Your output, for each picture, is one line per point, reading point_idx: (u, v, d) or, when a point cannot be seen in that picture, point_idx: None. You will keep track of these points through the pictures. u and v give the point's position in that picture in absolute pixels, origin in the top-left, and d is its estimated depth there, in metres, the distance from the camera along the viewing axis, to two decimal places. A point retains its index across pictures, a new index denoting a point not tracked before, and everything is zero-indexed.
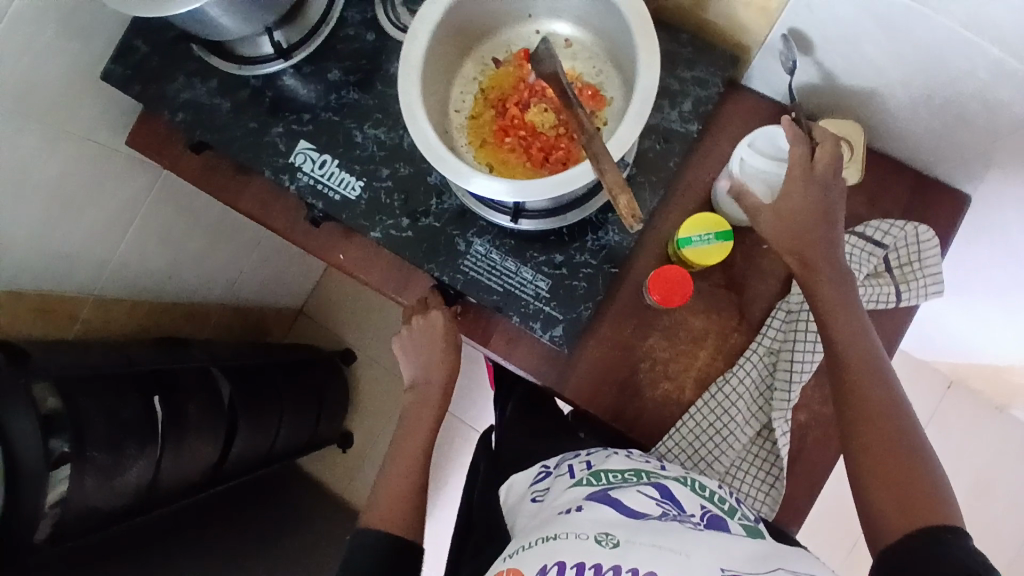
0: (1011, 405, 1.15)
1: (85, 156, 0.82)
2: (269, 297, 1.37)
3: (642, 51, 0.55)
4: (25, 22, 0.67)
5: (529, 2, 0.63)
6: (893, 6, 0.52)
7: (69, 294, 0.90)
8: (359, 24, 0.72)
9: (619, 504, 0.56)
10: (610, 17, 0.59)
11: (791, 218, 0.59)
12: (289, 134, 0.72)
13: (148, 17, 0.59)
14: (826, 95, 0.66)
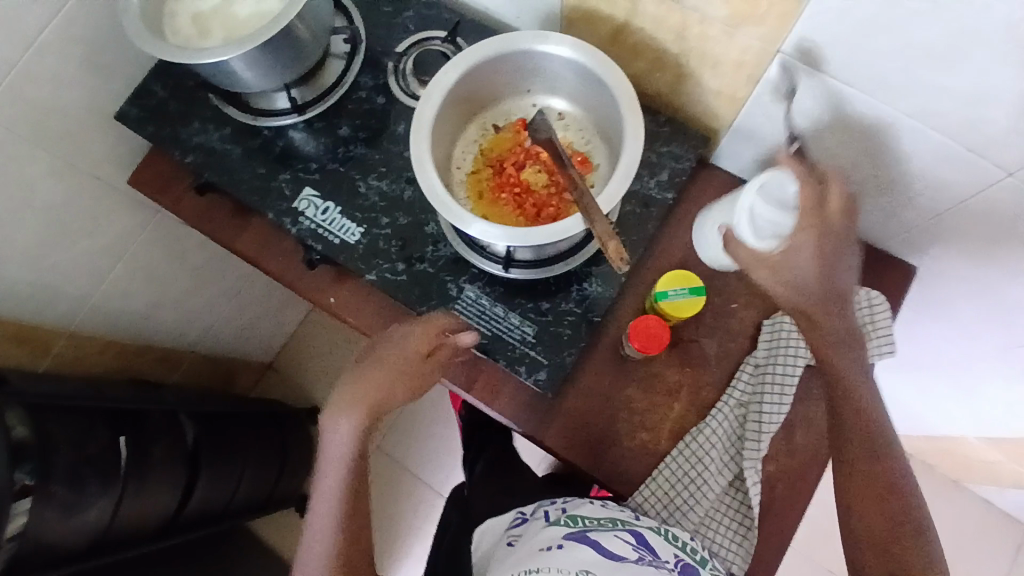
0: (964, 478, 1.22)
1: (84, 188, 0.86)
2: (245, 346, 1.37)
3: (629, 125, 0.62)
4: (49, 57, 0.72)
5: (529, 79, 0.70)
6: (844, 96, 0.60)
7: (46, 326, 0.91)
8: (371, 88, 0.78)
9: (598, 545, 0.58)
10: (600, 93, 0.66)
11: (801, 282, 0.56)
12: (296, 180, 0.76)
13: (178, 64, 0.65)
14: (830, 141, 0.66)
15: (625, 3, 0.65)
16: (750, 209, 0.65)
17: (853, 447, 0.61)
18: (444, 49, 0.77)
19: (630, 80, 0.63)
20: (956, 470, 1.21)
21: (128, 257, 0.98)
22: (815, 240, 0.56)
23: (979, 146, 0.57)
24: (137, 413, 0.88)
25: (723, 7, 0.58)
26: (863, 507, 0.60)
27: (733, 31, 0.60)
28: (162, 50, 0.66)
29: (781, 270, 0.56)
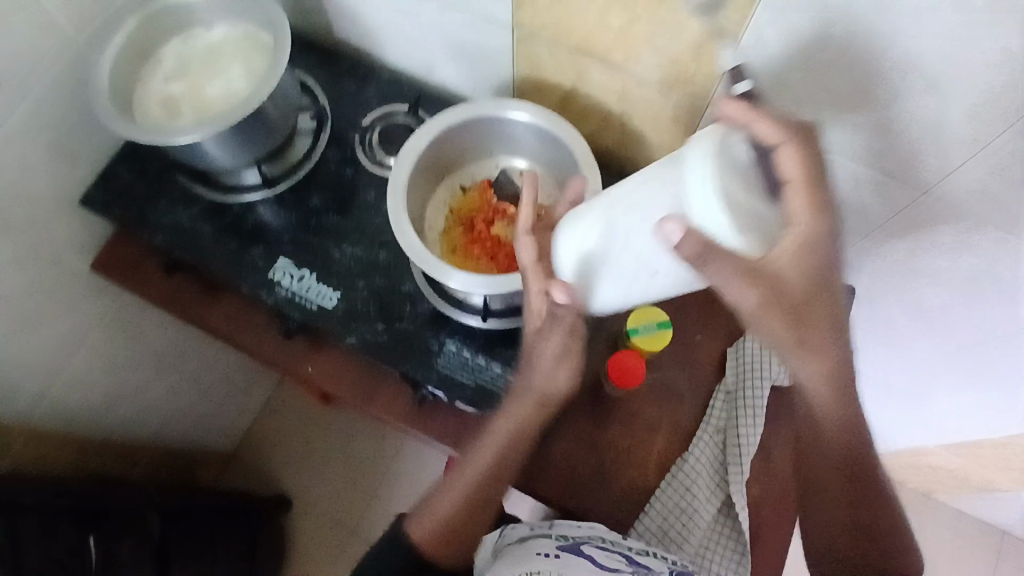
0: (933, 491, 1.27)
1: (45, 277, 0.84)
2: (210, 437, 1.31)
3: (587, 176, 0.67)
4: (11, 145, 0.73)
5: (492, 142, 0.75)
6: None
7: (1, 425, 0.86)
8: (338, 161, 0.82)
9: (593, 557, 0.61)
10: (558, 151, 0.72)
11: (790, 299, 0.48)
12: (269, 252, 0.78)
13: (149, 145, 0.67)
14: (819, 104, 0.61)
15: (572, 72, 0.73)
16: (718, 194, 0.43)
17: (844, 477, 0.63)
18: (408, 122, 0.83)
19: (585, 139, 0.69)
20: (926, 484, 1.27)
21: (88, 347, 0.95)
22: (812, 243, 0.46)
23: (894, 172, 0.64)
24: (101, 512, 0.85)
25: (659, 70, 0.66)
26: (855, 534, 0.63)
27: (670, 90, 0.67)
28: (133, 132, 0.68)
29: (785, 280, 0.47)
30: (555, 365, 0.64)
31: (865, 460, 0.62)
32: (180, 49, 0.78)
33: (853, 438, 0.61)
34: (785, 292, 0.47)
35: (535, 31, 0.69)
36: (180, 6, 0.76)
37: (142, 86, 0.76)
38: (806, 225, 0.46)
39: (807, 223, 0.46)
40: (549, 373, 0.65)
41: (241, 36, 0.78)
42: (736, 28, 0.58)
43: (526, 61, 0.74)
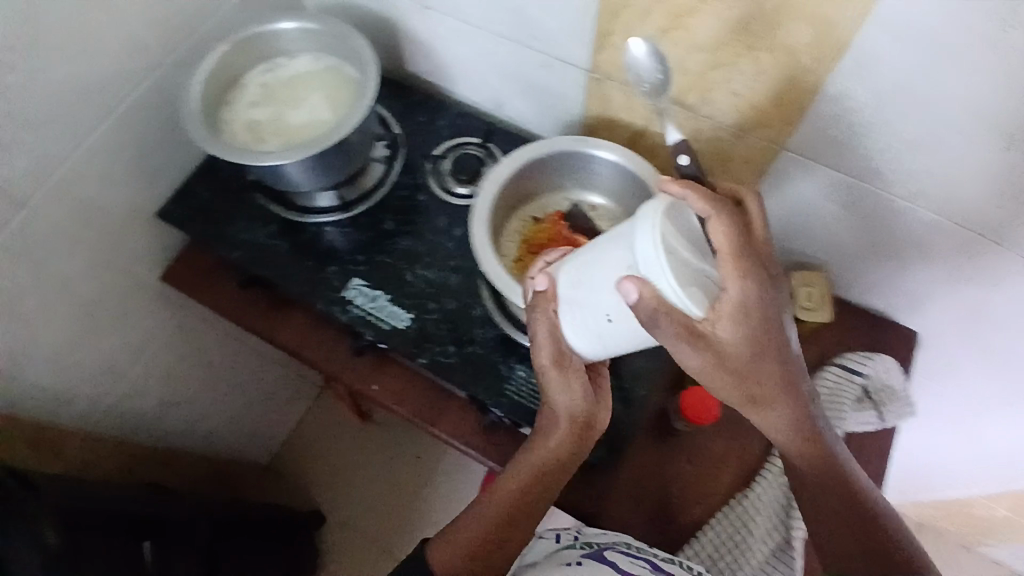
0: (976, 537, 1.26)
1: (117, 285, 0.86)
2: (247, 448, 1.32)
3: None
4: (100, 155, 0.76)
5: (568, 177, 0.78)
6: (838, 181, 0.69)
7: (60, 426, 0.88)
8: (411, 187, 0.85)
9: (616, 564, 0.63)
10: (635, 187, 0.74)
11: (732, 364, 0.53)
12: (344, 272, 0.80)
13: (230, 161, 0.69)
14: (864, 159, 0.65)
15: (644, 113, 0.75)
16: (665, 253, 0.48)
17: (836, 513, 0.61)
18: (480, 153, 0.85)
19: None
20: (971, 531, 1.26)
21: (148, 356, 0.97)
22: (743, 310, 0.50)
23: (965, 217, 0.65)
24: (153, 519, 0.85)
25: (733, 114, 0.67)
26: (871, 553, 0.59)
27: (743, 134, 0.69)
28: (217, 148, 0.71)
29: (722, 349, 0.51)
30: (588, 398, 0.65)
31: (853, 492, 0.61)
32: (265, 76, 0.79)
33: (833, 470, 0.61)
34: (725, 358, 0.52)
35: (611, 72, 0.71)
36: (269, 34, 0.77)
37: (227, 110, 0.77)
38: (736, 293, 0.50)
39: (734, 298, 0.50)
40: (581, 404, 0.65)
41: (325, 67, 0.79)
42: (818, 78, 0.60)
43: (598, 100, 0.76)
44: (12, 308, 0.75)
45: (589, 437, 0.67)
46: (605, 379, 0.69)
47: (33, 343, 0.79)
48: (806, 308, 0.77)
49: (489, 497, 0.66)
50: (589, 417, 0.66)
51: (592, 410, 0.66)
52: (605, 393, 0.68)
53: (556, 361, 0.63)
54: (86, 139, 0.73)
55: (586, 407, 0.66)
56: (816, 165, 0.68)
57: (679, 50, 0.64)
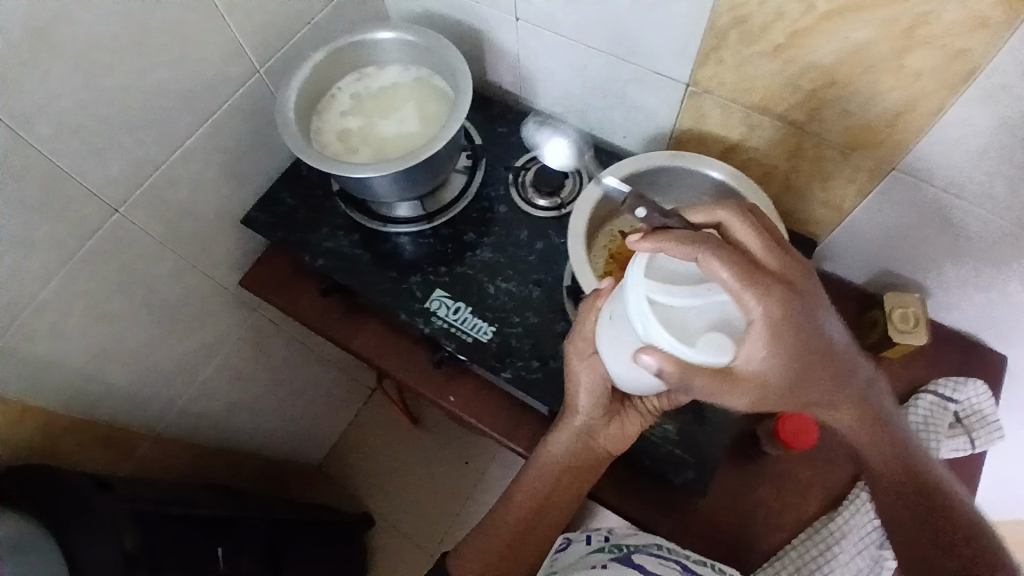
0: None
1: (200, 288, 0.87)
2: (302, 449, 1.33)
3: None
4: (195, 160, 0.76)
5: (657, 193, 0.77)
6: (942, 204, 0.66)
7: (136, 427, 0.88)
8: (493, 199, 0.85)
9: (645, 568, 0.64)
10: None
11: (776, 393, 0.50)
12: (426, 283, 0.80)
13: (324, 171, 0.70)
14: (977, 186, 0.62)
15: (741, 130, 0.73)
16: (653, 311, 0.48)
17: (910, 515, 0.57)
18: (562, 165, 0.85)
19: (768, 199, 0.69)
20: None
21: (221, 357, 0.98)
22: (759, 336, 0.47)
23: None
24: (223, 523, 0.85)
25: (841, 133, 0.66)
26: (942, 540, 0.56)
27: (849, 153, 0.67)
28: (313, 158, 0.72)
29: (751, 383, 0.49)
30: (596, 411, 0.67)
31: (929, 491, 0.57)
32: (355, 87, 0.81)
33: (901, 471, 0.57)
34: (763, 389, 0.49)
35: (712, 87, 0.70)
36: (362, 46, 0.79)
37: (319, 120, 0.79)
38: (760, 315, 0.47)
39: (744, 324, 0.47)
40: (588, 415, 0.67)
41: (415, 79, 0.81)
42: (943, 101, 0.57)
43: (691, 115, 0.75)
44: (104, 311, 0.75)
45: (595, 449, 0.69)
46: (630, 407, 0.67)
47: (118, 346, 0.79)
48: (899, 330, 0.75)
49: (507, 498, 0.72)
50: (592, 428, 0.68)
51: (599, 422, 0.68)
52: (630, 420, 0.67)
53: (580, 367, 0.66)
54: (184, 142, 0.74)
55: (595, 420, 0.67)
56: (910, 180, 0.66)
57: (793, 68, 0.62)
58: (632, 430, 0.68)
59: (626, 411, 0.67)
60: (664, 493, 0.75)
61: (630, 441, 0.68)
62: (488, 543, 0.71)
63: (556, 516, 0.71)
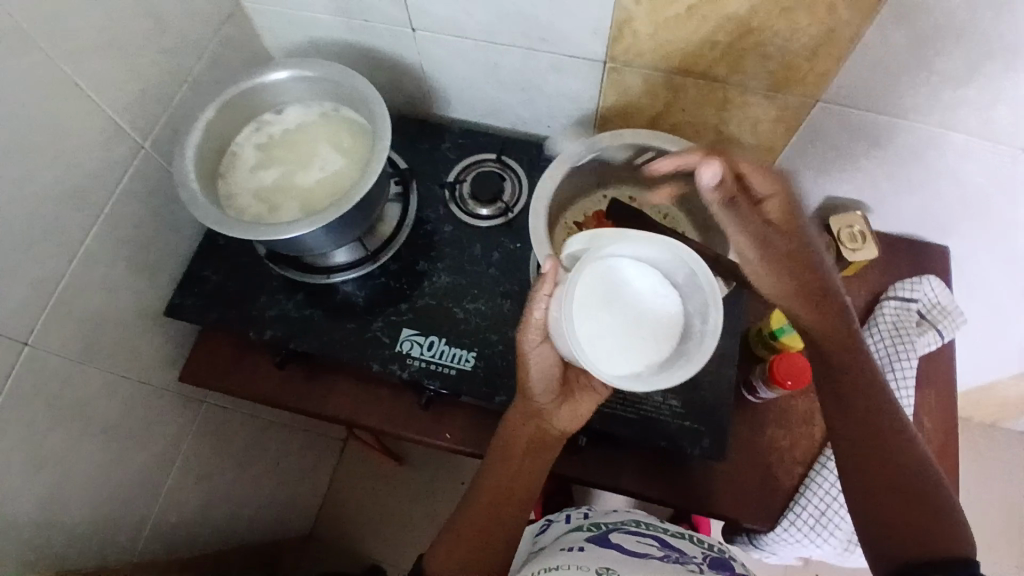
0: (1000, 420, 1.33)
1: (140, 396, 0.78)
2: (286, 523, 1.24)
3: None
4: (97, 260, 0.68)
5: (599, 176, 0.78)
6: (872, 123, 0.68)
7: (113, 565, 0.78)
8: (436, 220, 0.81)
9: (622, 545, 0.61)
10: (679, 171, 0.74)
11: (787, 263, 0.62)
12: (390, 325, 0.75)
13: (256, 240, 0.63)
14: (899, 100, 0.65)
15: (667, 94, 0.73)
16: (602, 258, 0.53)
17: (865, 457, 0.57)
18: (497, 169, 0.82)
19: None
20: (992, 416, 1.32)
21: (183, 460, 0.88)
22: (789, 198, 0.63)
23: (994, 136, 0.66)
24: None
25: (763, 78, 0.67)
26: (894, 487, 0.55)
27: (775, 95, 0.69)
28: (237, 225, 0.64)
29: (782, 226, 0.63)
30: (548, 393, 0.65)
31: (885, 431, 0.57)
32: (257, 138, 0.74)
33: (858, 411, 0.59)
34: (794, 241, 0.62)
35: (632, 59, 0.69)
36: (255, 93, 0.72)
37: (227, 181, 0.72)
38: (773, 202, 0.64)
39: (779, 189, 0.63)
40: (538, 400, 0.65)
41: (320, 116, 0.75)
42: (857, 29, 0.59)
43: (614, 90, 0.75)
44: (37, 454, 0.65)
45: (551, 431, 0.67)
46: (581, 387, 0.66)
47: (67, 486, 0.69)
48: (851, 249, 0.78)
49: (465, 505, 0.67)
50: (544, 411, 0.66)
51: (550, 406, 0.66)
52: (585, 399, 0.66)
53: (530, 356, 0.62)
54: (80, 246, 0.66)
55: (547, 403, 0.65)
56: (838, 106, 0.68)
57: (709, 25, 0.63)
58: (585, 409, 0.67)
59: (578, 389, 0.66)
60: (687, 465, 0.75)
61: (580, 420, 0.67)
62: (458, 545, 0.64)
63: (521, 507, 0.67)
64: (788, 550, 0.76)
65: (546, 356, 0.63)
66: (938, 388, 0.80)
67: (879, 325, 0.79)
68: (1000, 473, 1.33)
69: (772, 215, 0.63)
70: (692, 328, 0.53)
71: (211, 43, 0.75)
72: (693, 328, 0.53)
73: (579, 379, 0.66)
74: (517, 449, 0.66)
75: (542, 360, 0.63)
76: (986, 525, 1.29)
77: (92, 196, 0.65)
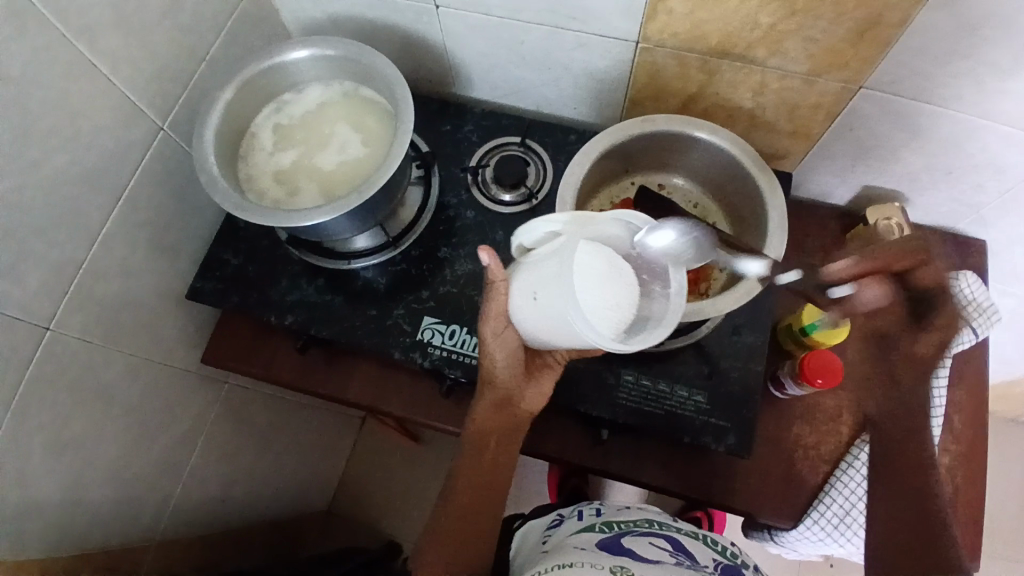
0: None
1: (162, 378, 0.78)
2: (305, 499, 1.25)
3: (763, 182, 0.67)
4: (116, 244, 0.67)
5: (628, 162, 0.76)
6: (918, 111, 0.65)
7: (135, 543, 0.78)
8: (458, 205, 0.79)
9: (635, 547, 0.60)
10: (712, 159, 0.72)
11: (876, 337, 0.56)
12: (411, 313, 0.74)
13: (278, 226, 0.61)
14: (946, 89, 0.61)
15: (701, 76, 0.70)
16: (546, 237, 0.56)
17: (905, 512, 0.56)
18: (521, 152, 0.80)
19: (748, 142, 0.68)
20: (1017, 410, 1.29)
21: (205, 440, 0.88)
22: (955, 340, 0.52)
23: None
24: None
25: (804, 62, 0.64)
26: None
27: (815, 79, 0.65)
28: (257, 211, 0.62)
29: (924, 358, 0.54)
30: (513, 377, 0.65)
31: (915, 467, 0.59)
32: (276, 119, 0.73)
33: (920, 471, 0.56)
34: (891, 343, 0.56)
35: (665, 39, 0.66)
36: (274, 72, 0.70)
37: (246, 163, 0.70)
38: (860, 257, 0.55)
39: (947, 325, 0.52)
40: (505, 384, 0.65)
41: (341, 96, 0.73)
42: (906, 14, 0.55)
43: (645, 72, 0.72)
44: (60, 436, 0.65)
45: (518, 412, 0.67)
46: (541, 365, 0.67)
47: (91, 468, 0.70)
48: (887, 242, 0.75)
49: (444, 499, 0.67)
50: (512, 394, 0.66)
51: (516, 389, 0.66)
52: (546, 377, 0.67)
53: (493, 342, 0.62)
54: (100, 230, 0.65)
55: (513, 386, 0.66)
56: (881, 93, 0.64)
57: (748, 7, 0.59)
58: (548, 387, 0.68)
59: (541, 368, 0.67)
60: (710, 460, 0.74)
61: (545, 398, 0.68)
62: (441, 539, 0.64)
63: (498, 493, 0.68)
64: (809, 547, 0.76)
65: (510, 341, 0.63)
66: (968, 384, 0.78)
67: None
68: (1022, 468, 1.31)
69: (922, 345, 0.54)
70: (654, 293, 0.55)
71: (228, 19, 0.73)
72: (655, 293, 0.55)
73: (539, 358, 0.67)
74: (487, 435, 0.67)
75: (506, 348, 0.63)
76: (1003, 520, 1.28)
77: (111, 179, 0.64)
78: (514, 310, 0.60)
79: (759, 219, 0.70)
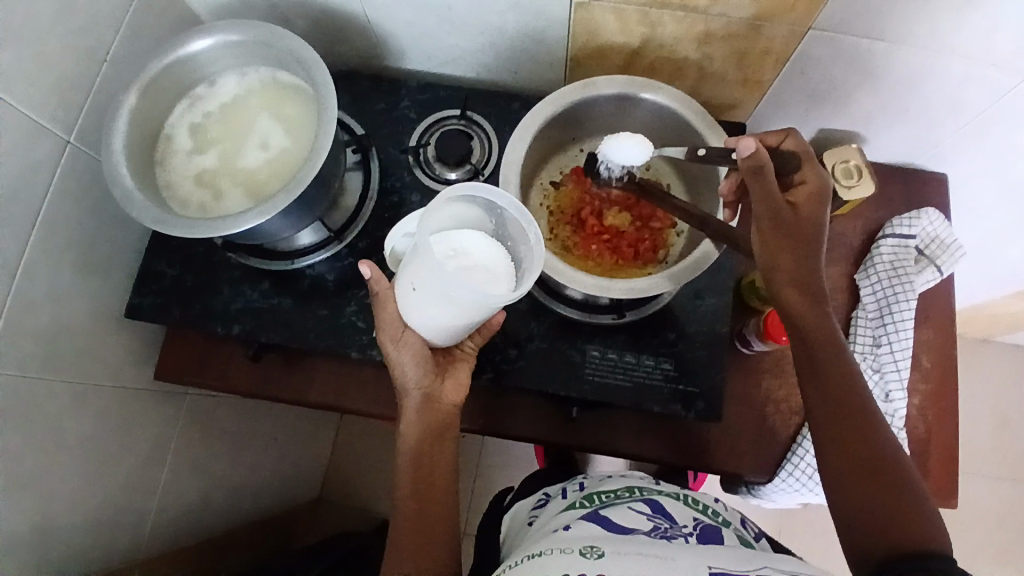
0: (994, 334, 1.33)
1: (114, 400, 0.75)
2: (291, 493, 1.24)
3: (712, 140, 0.64)
4: (38, 273, 0.62)
5: (576, 129, 0.73)
6: (873, 49, 0.61)
7: (116, 568, 0.77)
8: (401, 189, 0.75)
9: (614, 519, 0.59)
10: (659, 119, 0.68)
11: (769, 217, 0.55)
12: (364, 309, 0.72)
13: (203, 236, 0.57)
14: (902, 23, 0.57)
15: (643, 30, 0.66)
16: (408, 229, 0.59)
17: (841, 434, 0.54)
18: (462, 126, 0.76)
19: (693, 99, 0.65)
20: (987, 330, 1.32)
21: (173, 453, 0.86)
22: (826, 193, 0.56)
23: (1006, 58, 0.59)
24: None
25: (750, 7, 0.59)
26: (847, 437, 0.54)
27: (761, 24, 0.61)
28: (177, 225, 0.58)
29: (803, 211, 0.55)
30: (425, 376, 0.62)
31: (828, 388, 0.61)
32: (192, 116, 0.67)
33: (844, 394, 0.55)
34: (773, 205, 0.54)
35: None
36: (182, 66, 0.65)
37: (165, 169, 0.65)
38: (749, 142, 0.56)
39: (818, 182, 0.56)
40: (419, 385, 0.62)
41: (260, 84, 0.68)
42: None
43: (583, 27, 0.67)
44: (13, 478, 0.62)
45: (443, 410, 0.64)
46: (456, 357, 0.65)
47: (55, 503, 0.67)
48: (847, 187, 0.70)
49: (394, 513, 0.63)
50: (430, 391, 0.63)
51: (433, 386, 0.63)
52: (461, 369, 0.65)
53: (397, 348, 0.61)
54: (18, 262, 0.60)
55: (428, 384, 0.63)
56: (833, 34, 0.61)
57: None
58: (465, 376, 0.65)
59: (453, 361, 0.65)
60: (684, 424, 0.73)
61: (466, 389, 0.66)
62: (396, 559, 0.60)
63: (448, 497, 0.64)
64: (787, 497, 0.77)
65: (415, 342, 0.61)
66: (935, 321, 0.78)
67: (875, 267, 0.76)
68: (993, 385, 1.35)
69: (798, 203, 0.56)
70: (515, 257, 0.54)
71: (127, 13, 0.66)
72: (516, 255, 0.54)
73: (449, 353, 0.65)
74: (421, 437, 0.63)
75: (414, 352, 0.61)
76: (976, 438, 1.32)
77: (20, 205, 0.59)
78: (404, 313, 0.59)
79: (712, 178, 0.67)
